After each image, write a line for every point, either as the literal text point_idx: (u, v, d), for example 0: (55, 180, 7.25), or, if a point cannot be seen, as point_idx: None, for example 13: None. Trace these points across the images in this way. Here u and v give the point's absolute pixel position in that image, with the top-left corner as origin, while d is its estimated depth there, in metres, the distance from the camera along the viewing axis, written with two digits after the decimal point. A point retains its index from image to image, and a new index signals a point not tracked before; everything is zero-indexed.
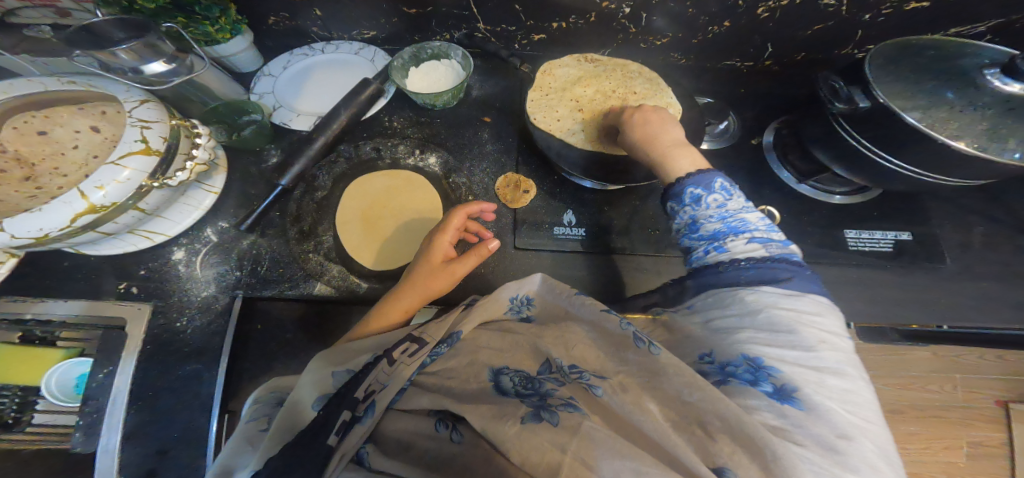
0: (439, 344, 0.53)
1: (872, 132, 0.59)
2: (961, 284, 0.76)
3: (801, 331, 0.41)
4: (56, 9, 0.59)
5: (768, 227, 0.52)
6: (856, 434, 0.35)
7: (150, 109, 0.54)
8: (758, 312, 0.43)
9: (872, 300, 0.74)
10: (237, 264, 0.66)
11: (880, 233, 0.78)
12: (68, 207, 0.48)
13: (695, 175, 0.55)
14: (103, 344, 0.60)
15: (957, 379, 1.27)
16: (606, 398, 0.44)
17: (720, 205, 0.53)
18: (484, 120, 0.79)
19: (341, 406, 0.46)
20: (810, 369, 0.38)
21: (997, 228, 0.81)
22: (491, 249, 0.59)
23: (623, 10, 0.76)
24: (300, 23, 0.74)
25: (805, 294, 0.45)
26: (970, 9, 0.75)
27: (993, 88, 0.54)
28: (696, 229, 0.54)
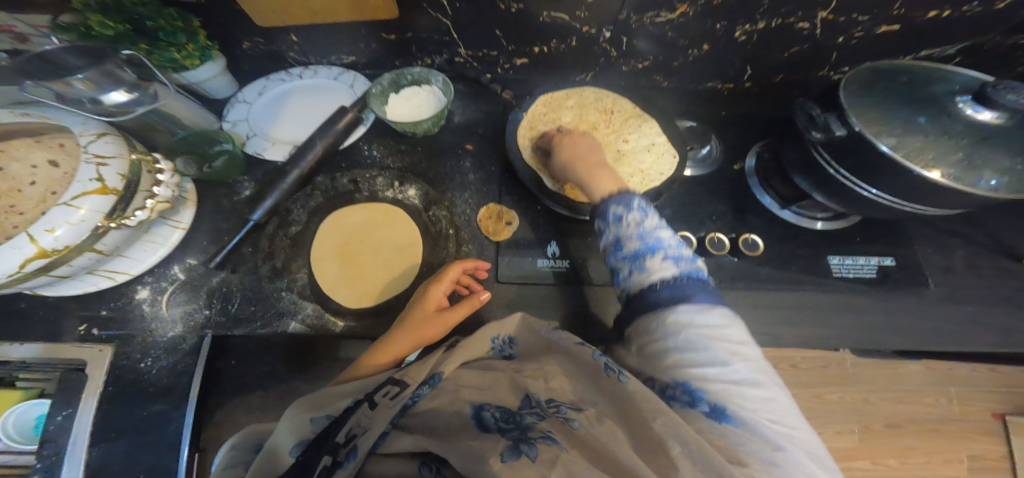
0: (422, 384, 0.48)
1: (852, 161, 0.54)
2: (949, 308, 0.71)
3: (714, 346, 0.40)
4: (11, 34, 0.58)
5: (678, 243, 0.50)
6: (784, 442, 0.35)
7: (107, 144, 0.51)
8: (677, 334, 0.42)
9: (887, 338, 0.68)
10: (206, 302, 0.63)
11: (863, 259, 0.72)
12: (14, 253, 0.44)
13: (615, 195, 0.54)
14: (60, 387, 0.58)
15: (953, 393, 1.29)
16: (583, 430, 0.40)
17: (639, 224, 0.51)
18: (466, 147, 0.75)
19: (319, 451, 0.41)
20: (732, 383, 0.38)
21: (979, 251, 0.75)
22: (483, 301, 0.58)
23: (604, 33, 0.71)
24: (277, 47, 0.73)
25: (713, 306, 0.44)
26: (948, 32, 0.69)
27: (965, 116, 0.52)
28: (619, 249, 0.51)
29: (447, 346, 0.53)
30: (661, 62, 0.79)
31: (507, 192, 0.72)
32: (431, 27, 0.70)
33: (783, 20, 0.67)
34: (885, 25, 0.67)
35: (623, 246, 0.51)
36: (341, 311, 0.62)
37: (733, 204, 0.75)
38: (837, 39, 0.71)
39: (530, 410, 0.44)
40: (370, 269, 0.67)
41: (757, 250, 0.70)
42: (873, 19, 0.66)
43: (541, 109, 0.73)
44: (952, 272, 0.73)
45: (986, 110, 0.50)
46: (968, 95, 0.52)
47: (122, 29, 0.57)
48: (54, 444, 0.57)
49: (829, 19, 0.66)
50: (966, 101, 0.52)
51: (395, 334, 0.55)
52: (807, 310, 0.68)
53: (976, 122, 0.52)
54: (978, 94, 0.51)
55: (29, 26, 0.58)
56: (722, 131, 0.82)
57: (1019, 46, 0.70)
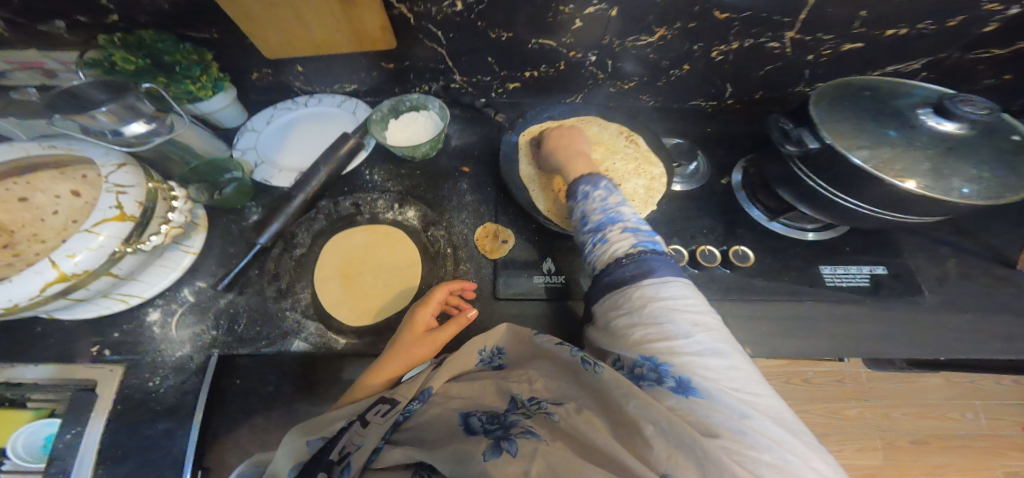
0: (412, 400, 0.50)
1: (827, 174, 0.57)
2: (946, 316, 0.72)
3: (675, 319, 0.43)
4: (41, 70, 0.65)
5: (637, 219, 0.56)
6: (751, 411, 0.36)
7: (127, 173, 0.54)
8: (643, 307, 0.45)
9: (887, 346, 0.69)
10: (214, 322, 0.65)
11: (856, 268, 0.74)
12: (38, 277, 0.47)
13: (585, 177, 0.62)
14: (74, 405, 0.61)
15: (977, 406, 1.27)
16: (563, 421, 0.41)
17: (603, 200, 0.58)
18: (463, 169, 0.79)
19: (314, 468, 0.43)
20: (696, 354, 0.40)
21: (970, 258, 0.77)
22: (470, 317, 0.60)
23: (590, 57, 0.75)
24: (282, 78, 0.77)
25: (670, 280, 0.47)
26: (914, 49, 0.72)
27: (928, 127, 0.54)
28: (586, 223, 0.58)
29: (436, 362, 0.55)
30: (647, 83, 0.82)
31: (503, 213, 0.74)
32: (427, 55, 0.74)
33: (755, 40, 0.71)
34: (852, 43, 0.70)
35: (589, 220, 0.58)
36: (343, 330, 0.64)
37: (723, 218, 0.78)
38: (807, 57, 0.74)
39: (515, 411, 0.45)
40: (371, 288, 0.69)
41: (748, 261, 0.72)
42: (839, 39, 0.70)
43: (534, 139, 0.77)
44: (944, 280, 0.75)
45: (947, 121, 0.53)
46: (929, 107, 0.56)
47: (144, 63, 0.62)
48: (62, 460, 0.58)
49: (798, 38, 0.70)
50: (928, 113, 0.55)
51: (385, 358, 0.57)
52: (803, 320, 0.69)
53: (940, 132, 0.54)
54: (938, 107, 0.54)
55: (58, 63, 0.64)
56: (710, 148, 0.85)
57: (977, 60, 0.73)
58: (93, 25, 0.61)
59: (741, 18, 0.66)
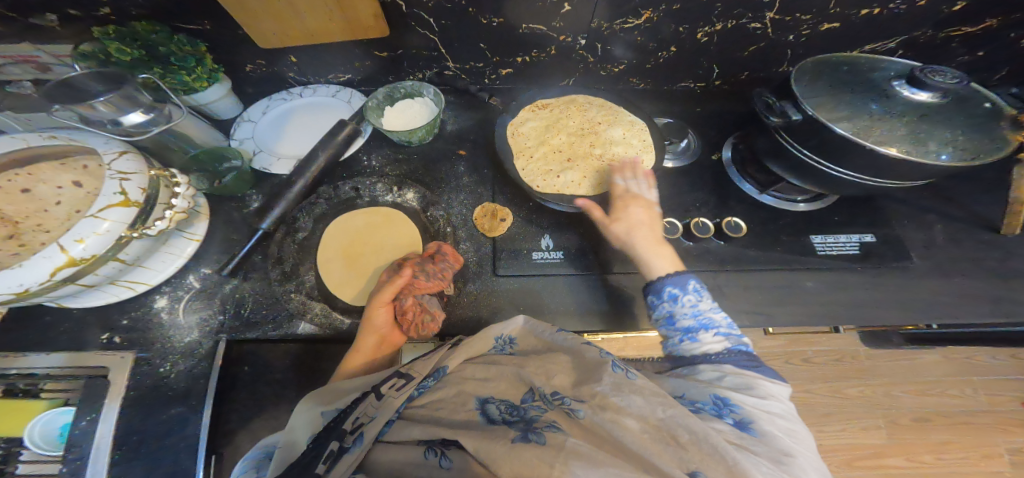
0: (427, 377, 0.52)
1: (813, 144, 0.59)
2: (935, 281, 0.74)
3: (751, 384, 0.47)
4: (36, 64, 0.66)
5: (730, 323, 0.55)
6: (799, 457, 0.39)
7: (128, 161, 0.56)
8: (725, 375, 0.48)
9: (878, 311, 0.71)
10: (221, 308, 0.66)
11: (846, 236, 0.76)
12: (47, 262, 0.49)
13: (672, 275, 0.58)
14: (87, 392, 0.61)
15: (974, 382, 1.30)
16: (587, 418, 0.43)
17: (693, 305, 0.56)
18: (460, 153, 0.80)
19: (329, 436, 0.45)
20: (763, 410, 0.43)
21: (956, 225, 0.79)
22: (391, 282, 0.60)
23: (580, 41, 0.77)
24: (278, 69, 0.79)
25: (756, 367, 0.49)
26: (892, 26, 0.74)
27: (904, 97, 0.57)
28: (672, 322, 0.56)
29: (451, 344, 0.58)
30: (636, 66, 0.84)
31: (500, 193, 0.77)
32: (420, 43, 0.75)
33: (738, 21, 0.73)
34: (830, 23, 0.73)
35: (676, 320, 0.56)
36: (347, 309, 0.66)
37: (715, 192, 0.80)
38: (788, 37, 0.77)
39: (533, 403, 0.47)
40: (372, 269, 0.70)
41: (740, 232, 0.73)
42: (817, 18, 0.72)
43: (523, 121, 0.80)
44: (932, 246, 0.77)
45: (921, 91, 0.55)
46: (902, 79, 0.58)
47: (139, 55, 0.63)
48: (79, 447, 0.58)
49: (778, 18, 0.72)
50: (903, 85, 0.57)
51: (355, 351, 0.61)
52: (797, 288, 0.72)
53: (915, 103, 0.57)
54: (910, 77, 0.56)
55: (51, 56, 0.66)
56: (700, 127, 0.87)
57: (950, 37, 0.76)
58: (84, 17, 0.62)
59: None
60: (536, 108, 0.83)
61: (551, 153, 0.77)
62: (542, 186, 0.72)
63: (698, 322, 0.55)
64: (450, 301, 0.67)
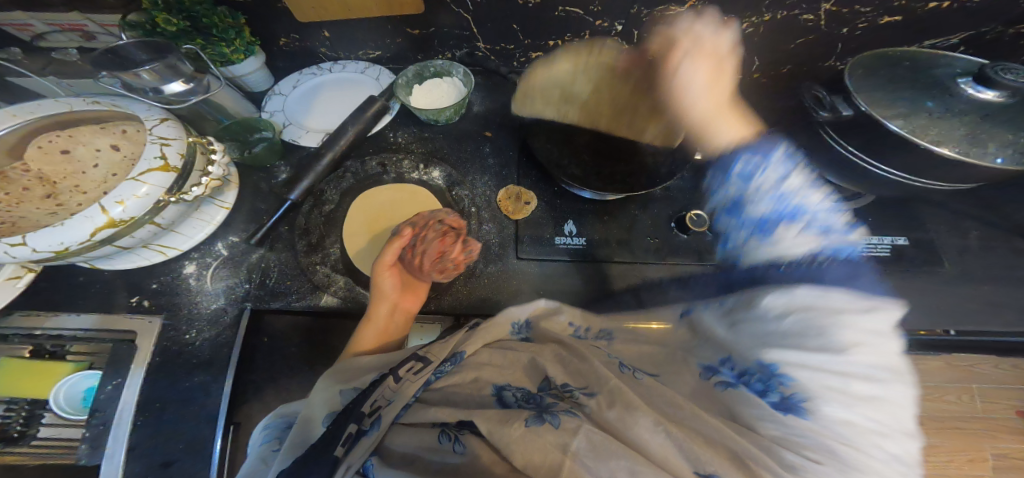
0: (444, 363, 0.51)
1: (861, 140, 0.58)
2: (963, 288, 0.72)
3: (830, 331, 0.36)
4: (81, 33, 0.67)
5: (832, 208, 0.52)
6: (868, 440, 0.32)
7: (169, 127, 0.56)
8: (794, 314, 0.39)
9: (900, 315, 0.70)
10: (248, 277, 0.67)
11: (876, 239, 0.74)
12: (88, 222, 0.49)
13: (753, 143, 0.61)
14: (114, 356, 0.62)
15: (974, 389, 1.26)
16: (600, 412, 0.41)
17: (777, 182, 0.57)
18: (486, 135, 0.80)
19: (346, 419, 0.45)
20: (835, 374, 0.34)
21: (992, 232, 0.77)
22: (382, 258, 0.62)
23: (617, 27, 0.76)
24: (309, 44, 0.79)
25: (875, 306, 0.36)
26: (944, 23, 0.71)
27: (967, 96, 0.56)
28: (750, 205, 0.61)
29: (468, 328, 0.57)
30: None
31: (526, 176, 0.76)
32: (452, 23, 0.75)
33: (789, 13, 0.71)
34: (888, 17, 0.70)
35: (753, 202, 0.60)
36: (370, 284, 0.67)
37: None
38: (842, 31, 0.74)
39: (548, 391, 0.47)
40: None
41: None
42: (878, 11, 0.69)
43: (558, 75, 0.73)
44: (966, 253, 0.75)
45: (988, 90, 0.54)
46: (969, 76, 0.56)
47: (184, 25, 0.63)
48: (104, 411, 0.60)
49: (835, 11, 0.70)
50: (968, 83, 0.56)
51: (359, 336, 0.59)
52: None
53: (980, 101, 0.55)
54: (979, 75, 0.54)
55: (98, 25, 0.66)
56: None
57: (1020, 34, 0.72)
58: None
59: None
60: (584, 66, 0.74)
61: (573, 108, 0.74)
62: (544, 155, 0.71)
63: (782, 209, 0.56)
64: (472, 281, 0.68)
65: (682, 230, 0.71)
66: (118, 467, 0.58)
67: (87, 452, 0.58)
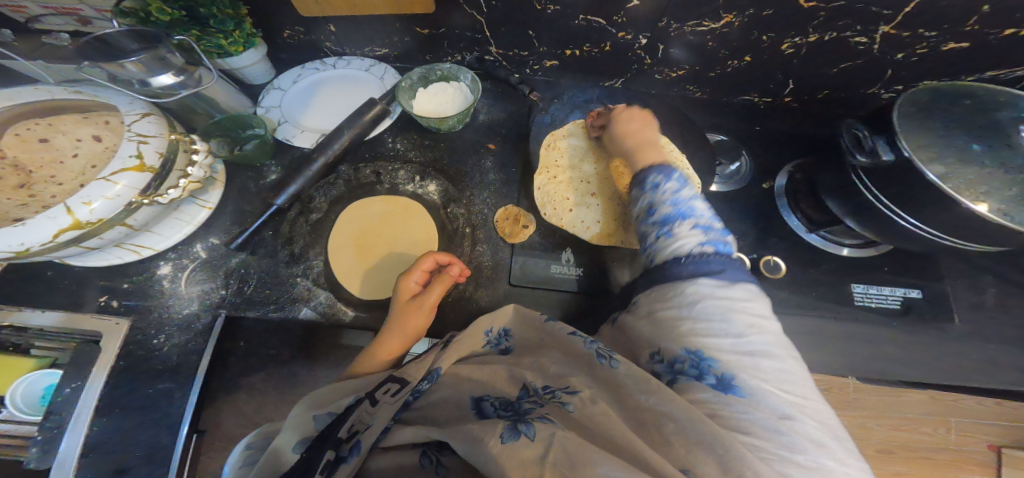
0: (421, 381, 0.47)
1: (896, 189, 0.52)
2: (974, 348, 0.66)
3: (731, 317, 0.40)
4: (77, 17, 0.64)
5: (712, 216, 0.50)
6: (796, 413, 0.35)
7: (149, 123, 0.52)
8: (696, 303, 0.42)
9: (906, 373, 0.64)
10: (224, 282, 0.64)
11: (889, 289, 0.68)
12: (52, 223, 0.46)
13: (653, 168, 0.55)
14: (76, 357, 0.59)
15: (950, 423, 1.17)
16: (580, 412, 0.40)
17: (675, 193, 0.52)
18: (489, 146, 0.75)
19: (323, 445, 0.40)
20: (745, 354, 0.38)
21: (1014, 289, 0.70)
22: (433, 297, 0.57)
23: (640, 40, 0.70)
24: (314, 37, 0.74)
25: (736, 281, 0.43)
26: (1006, 56, 0.64)
27: None
28: (651, 214, 0.52)
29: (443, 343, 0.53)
30: (697, 72, 0.76)
31: (527, 196, 0.71)
32: (465, 24, 0.69)
33: (839, 33, 0.63)
34: (955, 42, 0.62)
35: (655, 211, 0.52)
36: (353, 302, 0.63)
37: (756, 223, 0.73)
38: (895, 56, 0.66)
39: (527, 398, 0.43)
40: (383, 264, 0.66)
41: (778, 274, 0.68)
42: (944, 36, 0.61)
43: (552, 154, 0.71)
44: (982, 308, 0.69)
45: None
46: None
47: (179, 15, 0.59)
48: (59, 416, 0.57)
49: (892, 34, 0.62)
50: None
51: (364, 359, 0.54)
52: (825, 338, 0.65)
53: None
54: None
55: (93, 10, 0.62)
56: (752, 146, 0.80)
57: None
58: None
59: (829, 8, 0.58)
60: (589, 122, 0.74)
61: (580, 182, 0.70)
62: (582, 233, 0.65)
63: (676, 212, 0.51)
64: (460, 305, 0.63)
65: None
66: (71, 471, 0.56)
67: (37, 458, 0.55)
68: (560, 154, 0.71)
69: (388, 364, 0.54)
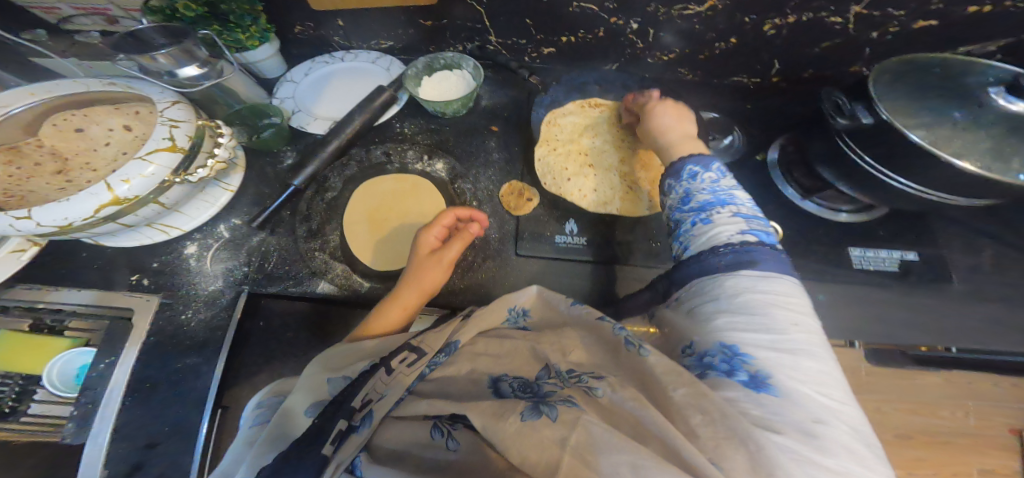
0: (438, 354, 0.49)
1: (881, 150, 0.55)
2: (970, 308, 0.69)
3: (772, 315, 0.39)
4: (104, 17, 0.68)
5: (754, 206, 0.52)
6: (830, 418, 0.33)
7: (179, 109, 0.57)
8: (735, 299, 0.41)
9: (907, 333, 0.67)
10: (247, 260, 0.68)
11: (885, 253, 0.71)
12: (94, 199, 0.50)
13: (695, 156, 0.58)
14: (109, 335, 0.63)
15: (968, 406, 1.15)
16: (605, 397, 0.40)
17: (713, 182, 0.54)
18: (492, 129, 0.79)
19: (336, 414, 0.42)
20: (784, 353, 0.37)
21: (1005, 251, 0.74)
22: (448, 257, 0.62)
23: (631, 25, 0.74)
24: (323, 32, 0.79)
25: (779, 278, 0.42)
26: (975, 30, 0.68)
27: (997, 106, 0.53)
28: (687, 202, 0.54)
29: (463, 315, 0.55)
30: (686, 56, 0.81)
31: (530, 172, 0.75)
32: (466, 15, 0.74)
33: (816, 14, 0.68)
34: (925, 22, 0.67)
35: (691, 199, 0.55)
36: (368, 273, 0.67)
37: (751, 194, 0.76)
38: (872, 35, 0.71)
39: (548, 380, 0.45)
40: (393, 238, 0.70)
41: (775, 237, 0.72)
42: (914, 14, 0.66)
43: (550, 128, 0.76)
44: (976, 270, 0.72)
45: (1019, 100, 0.52)
46: (1003, 85, 0.53)
47: (203, 12, 0.64)
48: (94, 391, 0.60)
49: (864, 14, 0.67)
50: (999, 91, 0.53)
51: (382, 310, 0.58)
52: (824, 301, 0.68)
53: (1009, 112, 0.53)
54: (1011, 84, 0.52)
55: (121, 10, 0.67)
56: (743, 124, 0.84)
57: None
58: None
59: None
60: (587, 106, 0.79)
61: (577, 154, 0.75)
62: (574, 199, 0.70)
63: (715, 198, 0.53)
64: (468, 276, 0.67)
65: None
66: (105, 444, 0.58)
67: (72, 432, 0.58)
68: (557, 130, 0.76)
69: (407, 320, 0.59)
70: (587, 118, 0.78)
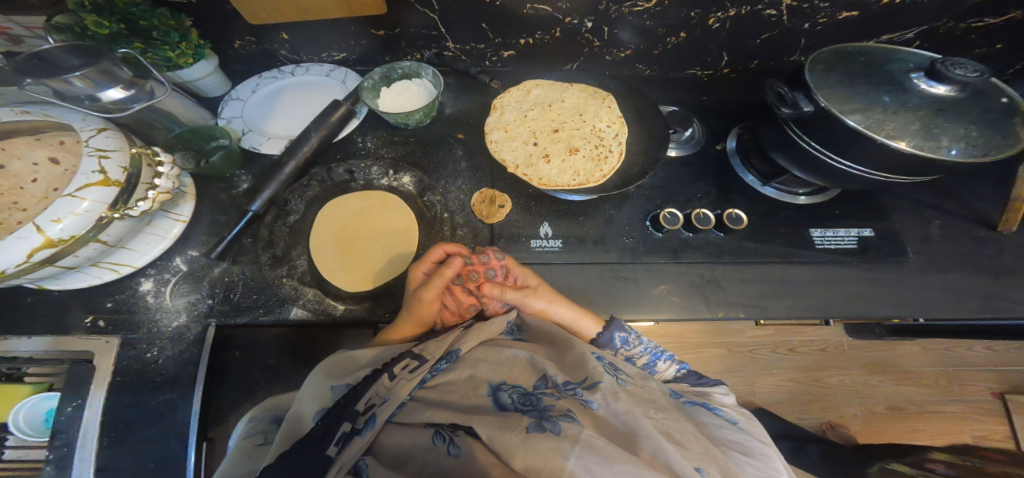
0: (440, 360, 0.49)
1: (821, 136, 0.59)
2: (928, 277, 0.73)
3: None
4: (5, 37, 0.62)
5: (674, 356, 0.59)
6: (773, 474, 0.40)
7: (107, 137, 0.53)
8: None
9: (875, 305, 0.70)
10: (210, 291, 0.64)
11: (844, 231, 0.75)
12: (22, 243, 0.46)
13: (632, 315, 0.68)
14: (71, 378, 0.59)
15: (949, 373, 1.30)
16: (601, 410, 0.42)
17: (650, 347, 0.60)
18: (457, 137, 0.78)
19: (340, 416, 0.41)
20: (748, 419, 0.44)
21: (954, 221, 0.78)
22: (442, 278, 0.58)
23: (586, 24, 0.75)
24: (268, 46, 0.75)
25: None
26: (899, 17, 0.73)
27: (920, 90, 0.57)
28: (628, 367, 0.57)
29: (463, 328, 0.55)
30: (642, 52, 0.82)
31: (499, 178, 0.75)
32: (417, 22, 0.72)
33: (753, 7, 0.71)
34: (846, 12, 0.71)
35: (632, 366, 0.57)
36: (342, 296, 0.64)
37: (716, 183, 0.79)
38: (804, 25, 0.75)
39: (545, 390, 0.45)
40: (364, 253, 0.69)
41: (740, 224, 0.71)
42: (835, 6, 0.70)
43: (507, 117, 0.78)
44: (929, 242, 0.76)
45: (939, 85, 0.55)
46: (922, 71, 0.58)
47: (118, 28, 0.60)
48: (65, 434, 0.56)
49: (795, 5, 0.70)
50: (920, 77, 0.57)
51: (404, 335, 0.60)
52: (795, 281, 0.71)
53: (931, 95, 0.56)
54: (930, 70, 0.56)
55: (24, 28, 0.62)
56: (703, 116, 0.86)
57: (969, 29, 0.75)
58: None
59: None
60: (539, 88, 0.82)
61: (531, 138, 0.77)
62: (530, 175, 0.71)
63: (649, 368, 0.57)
64: None
65: (656, 228, 0.71)
66: None
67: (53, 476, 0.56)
68: (517, 124, 0.78)
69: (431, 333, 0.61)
70: (544, 105, 0.80)
